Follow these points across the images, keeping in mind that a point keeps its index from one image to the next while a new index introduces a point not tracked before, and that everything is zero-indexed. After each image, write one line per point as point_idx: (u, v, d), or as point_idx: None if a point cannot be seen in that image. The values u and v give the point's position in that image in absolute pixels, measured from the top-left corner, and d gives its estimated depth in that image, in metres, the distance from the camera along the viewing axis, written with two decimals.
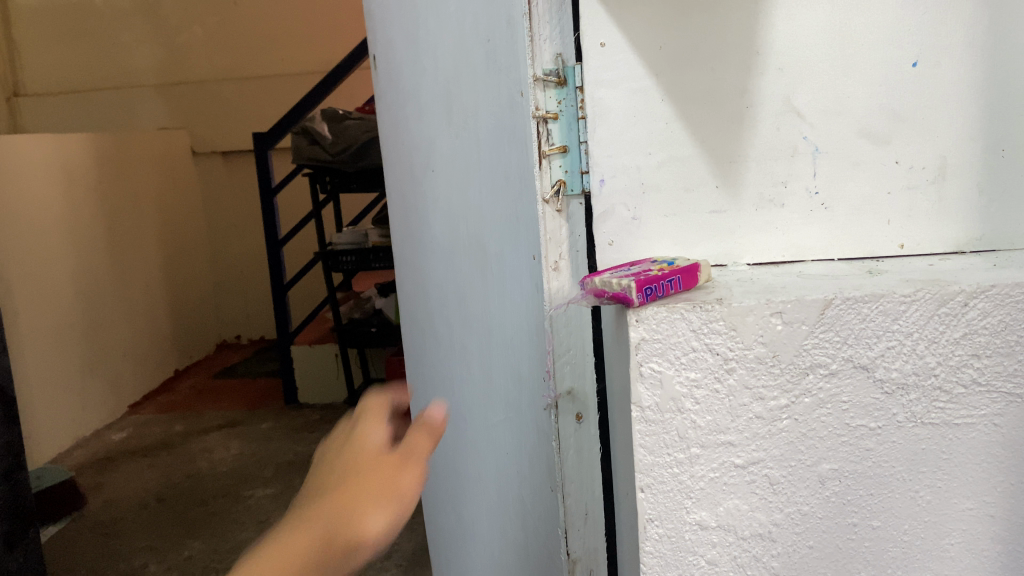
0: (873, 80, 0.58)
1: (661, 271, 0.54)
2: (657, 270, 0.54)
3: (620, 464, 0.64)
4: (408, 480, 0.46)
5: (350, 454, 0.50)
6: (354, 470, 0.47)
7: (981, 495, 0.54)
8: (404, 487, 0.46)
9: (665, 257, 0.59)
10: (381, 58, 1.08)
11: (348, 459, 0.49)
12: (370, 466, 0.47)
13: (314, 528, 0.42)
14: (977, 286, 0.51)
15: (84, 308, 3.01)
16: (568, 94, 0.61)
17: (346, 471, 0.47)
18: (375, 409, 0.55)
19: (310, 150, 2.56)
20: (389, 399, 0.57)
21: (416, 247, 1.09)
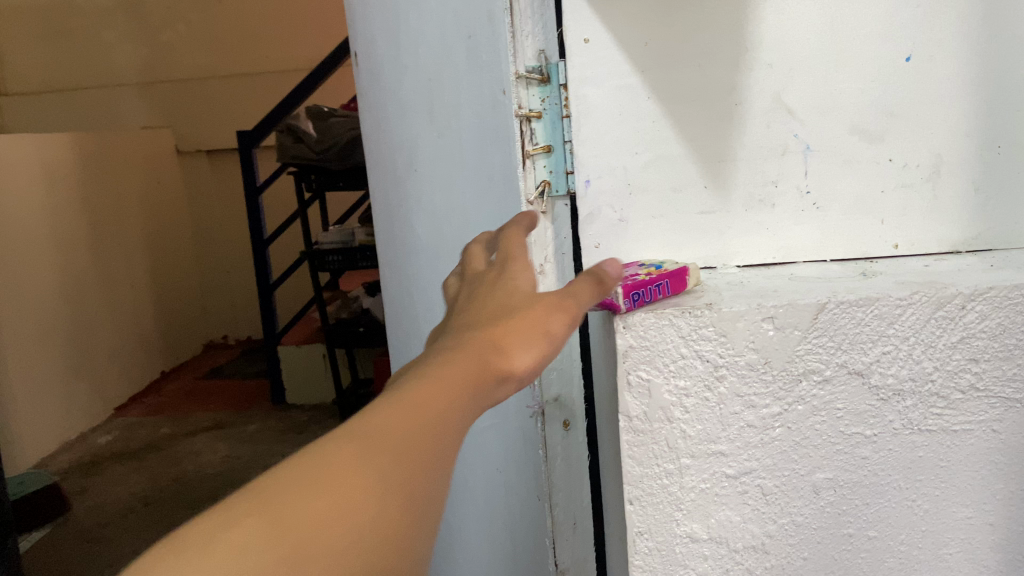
0: (866, 76, 0.56)
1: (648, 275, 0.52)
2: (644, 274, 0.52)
3: (609, 475, 0.61)
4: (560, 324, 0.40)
5: (482, 287, 0.43)
6: (492, 305, 0.41)
7: (979, 503, 0.53)
8: (551, 332, 0.39)
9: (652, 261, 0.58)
10: (362, 55, 1.05)
11: (484, 292, 0.42)
12: (512, 303, 0.41)
13: (459, 368, 0.36)
14: (976, 288, 0.49)
15: (68, 310, 2.97)
16: (552, 91, 0.60)
17: (486, 305, 0.41)
18: (510, 237, 0.47)
19: (295, 148, 2.53)
20: (522, 225, 0.48)
21: (399, 248, 1.07)
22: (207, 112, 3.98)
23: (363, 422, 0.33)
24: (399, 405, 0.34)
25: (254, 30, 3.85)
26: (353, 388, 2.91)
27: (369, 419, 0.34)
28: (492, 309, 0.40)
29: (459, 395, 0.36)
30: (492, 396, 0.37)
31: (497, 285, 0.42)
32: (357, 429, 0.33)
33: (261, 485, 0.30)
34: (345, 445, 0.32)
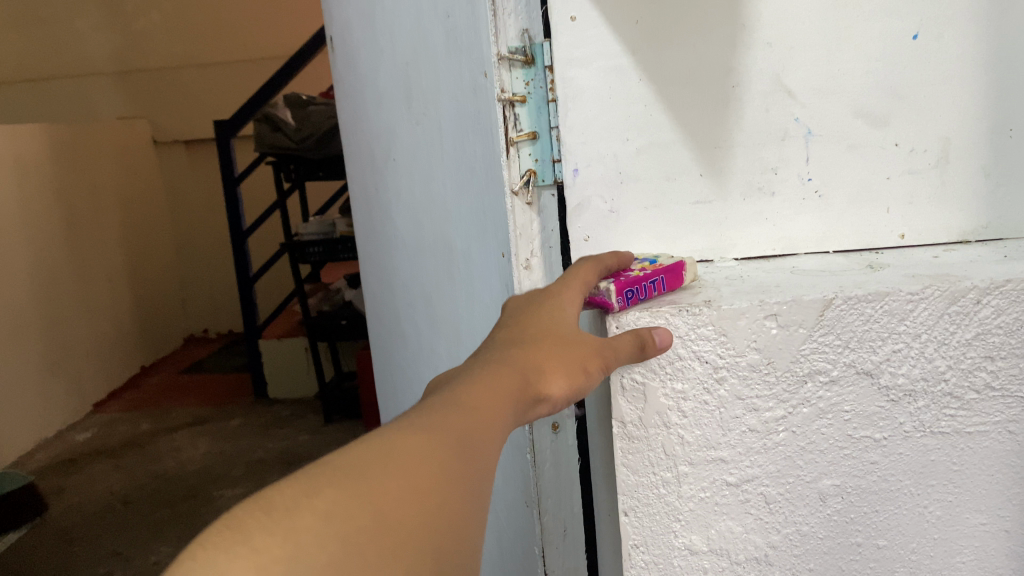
0: (871, 55, 0.53)
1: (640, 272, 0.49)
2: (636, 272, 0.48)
3: (603, 468, 0.60)
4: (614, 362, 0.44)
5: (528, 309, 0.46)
6: (546, 336, 0.44)
7: (994, 509, 0.50)
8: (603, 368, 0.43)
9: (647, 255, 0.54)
10: (337, 40, 1.01)
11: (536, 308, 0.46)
12: (563, 336, 0.44)
13: (516, 384, 0.40)
14: (992, 281, 0.45)
15: (43, 305, 2.91)
16: (536, 74, 0.55)
17: (541, 325, 0.45)
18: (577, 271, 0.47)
19: (273, 138, 2.47)
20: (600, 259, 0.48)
21: (380, 241, 1.03)
22: (184, 102, 3.91)
23: (433, 414, 0.36)
24: (463, 406, 0.37)
25: (230, 18, 3.78)
26: (336, 382, 2.87)
27: (438, 414, 0.36)
28: (545, 339, 0.44)
29: (509, 408, 0.39)
30: (531, 416, 0.40)
31: (548, 310, 0.45)
32: (428, 421, 0.35)
33: (340, 458, 0.31)
34: (416, 432, 0.34)
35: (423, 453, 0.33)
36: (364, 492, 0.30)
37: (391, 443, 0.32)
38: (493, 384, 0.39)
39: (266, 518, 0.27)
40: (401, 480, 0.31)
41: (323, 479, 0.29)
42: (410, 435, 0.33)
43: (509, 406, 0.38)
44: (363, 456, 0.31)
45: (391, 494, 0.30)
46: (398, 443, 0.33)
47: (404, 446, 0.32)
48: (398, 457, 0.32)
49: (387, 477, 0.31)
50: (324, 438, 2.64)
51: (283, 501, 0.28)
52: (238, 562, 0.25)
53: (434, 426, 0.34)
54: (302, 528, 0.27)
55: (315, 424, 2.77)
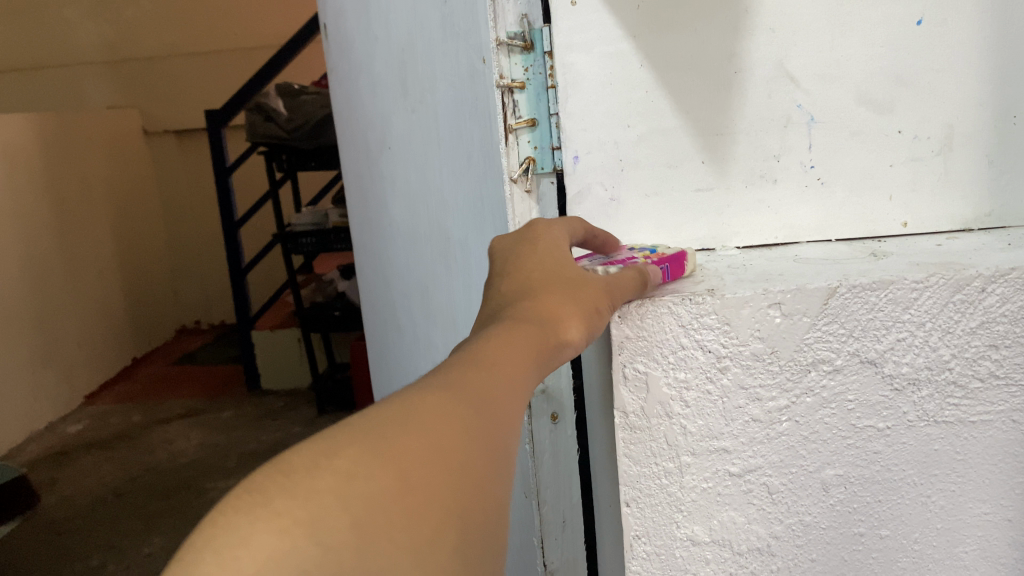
0: (875, 41, 0.52)
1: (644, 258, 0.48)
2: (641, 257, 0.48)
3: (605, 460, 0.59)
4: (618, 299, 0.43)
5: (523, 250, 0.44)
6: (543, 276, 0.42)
7: (997, 498, 0.50)
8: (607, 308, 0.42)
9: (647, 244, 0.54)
10: (332, 26, 1.00)
11: (533, 248, 0.44)
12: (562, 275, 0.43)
13: (538, 337, 0.38)
14: (997, 269, 0.45)
15: (32, 297, 2.88)
16: (536, 59, 0.54)
17: (544, 267, 0.42)
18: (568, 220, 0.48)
19: (264, 127, 2.43)
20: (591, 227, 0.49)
21: (375, 231, 1.02)
22: (175, 91, 3.88)
23: (454, 373, 0.34)
24: (484, 367, 0.35)
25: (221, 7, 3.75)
26: (330, 373, 2.86)
27: (456, 374, 0.34)
28: (548, 280, 0.42)
29: (529, 363, 0.37)
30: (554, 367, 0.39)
31: (540, 251, 0.44)
32: (450, 384, 0.33)
33: (361, 420, 0.29)
34: (438, 396, 0.32)
35: (447, 417, 0.31)
36: (391, 455, 0.28)
37: (412, 406, 0.31)
38: (513, 339, 0.37)
39: (287, 482, 0.25)
40: (426, 442, 0.29)
41: (345, 441, 0.28)
42: (433, 399, 0.31)
43: (532, 363, 0.37)
44: (385, 417, 0.29)
45: (416, 457, 0.28)
46: (419, 407, 0.31)
47: (426, 410, 0.31)
48: (422, 419, 0.30)
49: (412, 438, 0.29)
50: (318, 430, 2.63)
51: (304, 467, 0.26)
52: (259, 529, 0.24)
53: (456, 390, 0.33)
54: (324, 492, 0.25)
55: (309, 416, 2.77)
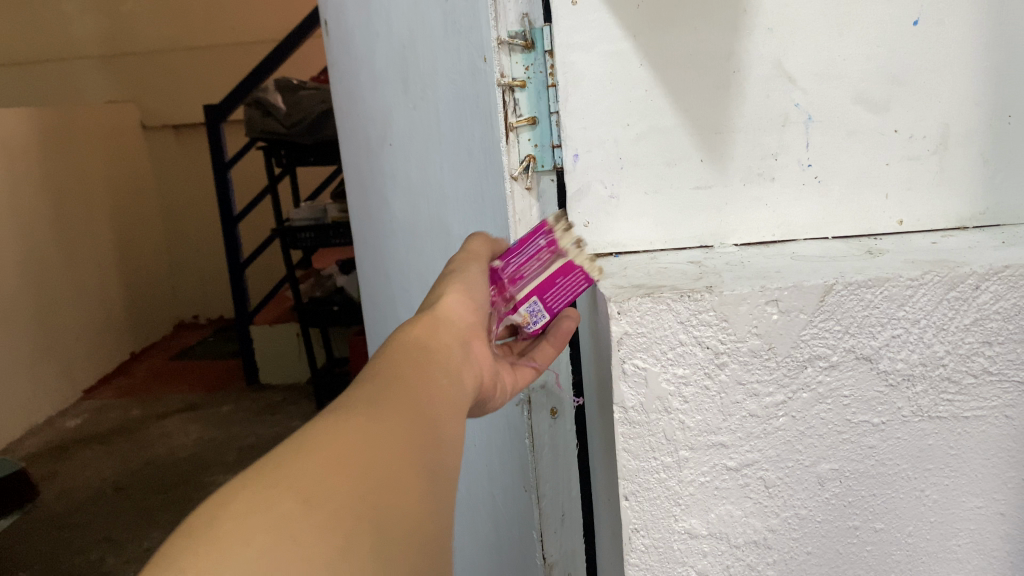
0: (872, 41, 0.53)
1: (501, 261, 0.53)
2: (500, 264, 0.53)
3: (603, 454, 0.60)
4: (467, 279, 0.50)
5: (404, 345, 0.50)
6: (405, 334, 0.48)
7: (990, 492, 0.51)
8: (465, 298, 0.49)
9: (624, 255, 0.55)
10: (332, 22, 1.00)
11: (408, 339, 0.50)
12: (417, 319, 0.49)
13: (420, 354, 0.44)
14: (991, 267, 0.46)
15: (31, 292, 2.88)
16: (536, 58, 0.55)
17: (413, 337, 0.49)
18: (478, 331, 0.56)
19: (264, 122, 2.45)
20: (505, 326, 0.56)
21: (375, 226, 1.03)
22: (173, 86, 3.88)
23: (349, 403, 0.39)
24: (371, 386, 0.39)
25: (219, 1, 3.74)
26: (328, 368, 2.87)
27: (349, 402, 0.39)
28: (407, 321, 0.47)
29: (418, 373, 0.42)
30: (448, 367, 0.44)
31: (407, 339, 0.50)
32: (346, 404, 0.37)
33: (277, 453, 0.33)
34: (340, 414, 0.36)
35: (354, 425, 0.35)
36: (313, 469, 0.32)
37: (317, 428, 0.34)
38: (396, 360, 0.42)
39: (230, 515, 0.29)
40: (341, 450, 0.33)
41: (270, 472, 0.31)
42: (334, 417, 0.35)
43: (421, 371, 0.41)
44: (298, 443, 0.33)
45: (334, 464, 0.32)
46: (324, 427, 0.35)
47: (331, 426, 0.35)
48: (331, 432, 0.34)
49: (325, 450, 0.33)
50: None
51: (239, 499, 0.30)
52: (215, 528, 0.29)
53: (354, 405, 0.37)
54: (266, 513, 0.29)
55: (307, 410, 2.77)
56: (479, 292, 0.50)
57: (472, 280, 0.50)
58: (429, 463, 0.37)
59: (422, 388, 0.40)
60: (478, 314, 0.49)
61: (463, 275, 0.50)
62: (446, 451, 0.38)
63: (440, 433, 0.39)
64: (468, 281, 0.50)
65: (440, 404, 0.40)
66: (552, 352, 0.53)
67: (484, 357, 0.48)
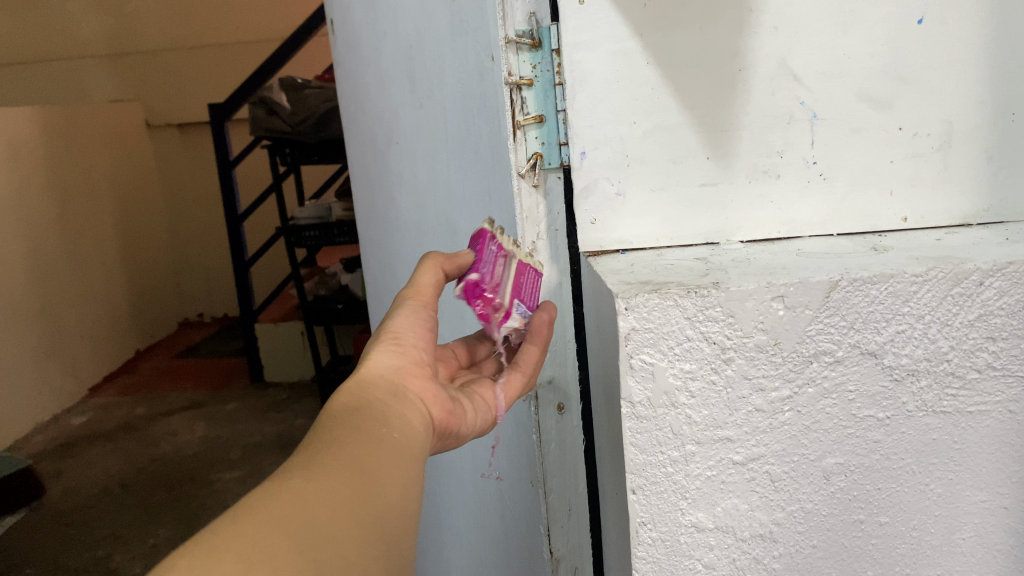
0: (878, 40, 0.53)
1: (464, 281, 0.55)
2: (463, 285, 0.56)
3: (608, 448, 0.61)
4: (394, 328, 0.53)
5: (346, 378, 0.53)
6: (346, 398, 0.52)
7: (994, 487, 0.51)
8: (389, 349, 0.52)
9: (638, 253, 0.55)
10: (339, 21, 1.01)
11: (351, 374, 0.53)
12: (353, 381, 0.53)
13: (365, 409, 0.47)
14: (995, 263, 0.46)
15: (36, 290, 2.89)
16: (543, 57, 0.56)
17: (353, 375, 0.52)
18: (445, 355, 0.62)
19: (268, 121, 2.46)
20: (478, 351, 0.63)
21: (382, 223, 1.03)
22: (178, 85, 3.89)
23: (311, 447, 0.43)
24: (308, 448, 0.43)
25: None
26: (333, 366, 2.88)
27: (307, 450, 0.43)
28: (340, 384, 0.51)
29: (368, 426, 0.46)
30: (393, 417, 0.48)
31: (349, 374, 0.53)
32: (286, 469, 0.40)
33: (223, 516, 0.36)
34: (282, 479, 0.39)
35: (295, 489, 0.38)
36: (257, 530, 0.35)
37: (259, 492, 0.38)
38: (329, 421, 0.45)
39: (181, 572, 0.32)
40: (283, 512, 0.37)
41: (215, 534, 0.35)
42: (273, 483, 0.39)
43: (353, 428, 0.45)
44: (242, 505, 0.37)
45: (276, 526, 0.36)
46: (266, 492, 0.38)
47: (274, 492, 0.38)
48: (273, 498, 0.37)
49: (269, 512, 0.36)
50: None
51: (190, 562, 0.33)
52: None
53: (293, 469, 0.40)
54: (213, 572, 0.33)
55: (312, 408, 2.78)
56: (412, 338, 0.53)
57: (402, 327, 0.53)
58: (367, 514, 0.40)
59: (364, 443, 0.44)
60: (412, 358, 0.53)
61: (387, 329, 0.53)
62: (384, 498, 0.42)
63: (377, 482, 0.43)
64: (396, 331, 0.53)
65: (378, 456, 0.44)
66: (536, 352, 0.56)
67: (426, 396, 0.52)
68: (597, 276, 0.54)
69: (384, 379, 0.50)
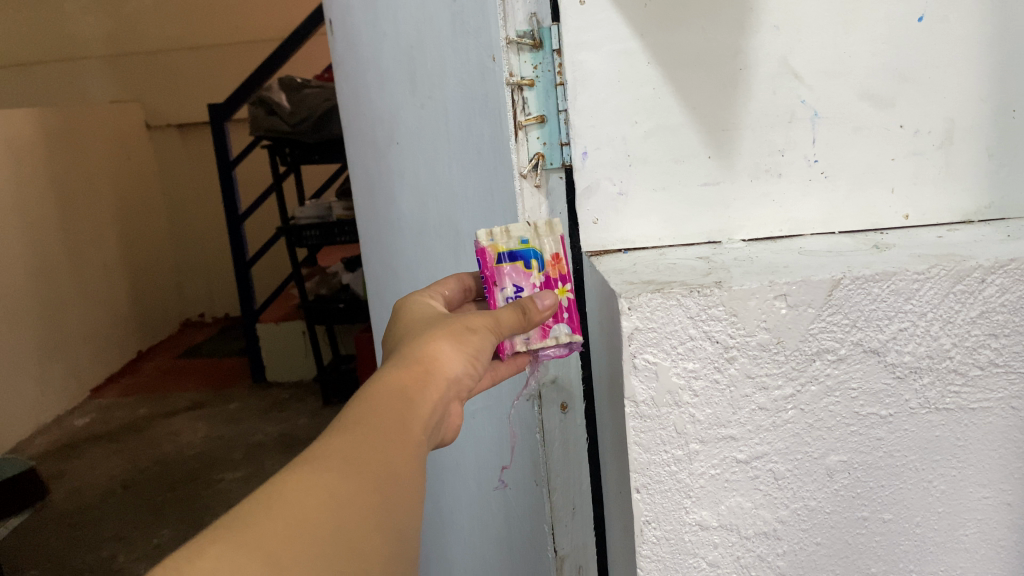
0: (878, 39, 0.53)
1: (567, 293, 0.54)
2: (562, 295, 0.54)
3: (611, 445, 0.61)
4: (475, 339, 0.47)
5: (404, 349, 0.45)
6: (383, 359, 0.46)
7: (997, 483, 0.51)
8: (462, 356, 0.46)
9: (643, 252, 0.56)
10: (338, 22, 1.01)
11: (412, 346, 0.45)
12: (399, 347, 0.46)
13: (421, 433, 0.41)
14: (996, 261, 0.46)
15: (39, 291, 2.90)
16: (544, 58, 0.56)
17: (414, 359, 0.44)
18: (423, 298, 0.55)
19: (268, 122, 2.44)
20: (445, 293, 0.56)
21: (383, 224, 1.03)
22: (177, 86, 3.89)
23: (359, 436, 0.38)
24: (350, 433, 0.38)
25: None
26: (335, 365, 2.88)
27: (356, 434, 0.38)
28: (397, 357, 0.45)
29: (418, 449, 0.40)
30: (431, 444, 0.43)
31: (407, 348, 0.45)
32: (320, 453, 0.37)
33: (249, 501, 0.34)
34: (315, 466, 0.36)
35: (325, 483, 0.35)
36: (279, 530, 0.33)
37: (288, 478, 0.35)
38: (382, 408, 0.40)
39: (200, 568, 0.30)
40: (311, 509, 0.34)
41: (234, 525, 0.32)
42: (305, 469, 0.35)
43: (406, 431, 0.40)
44: (270, 491, 0.34)
45: (298, 529, 0.33)
46: (295, 480, 0.35)
47: (304, 481, 0.35)
48: (300, 489, 0.34)
49: (294, 510, 0.33)
50: (324, 421, 2.65)
51: (204, 558, 0.30)
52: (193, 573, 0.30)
53: (329, 454, 0.36)
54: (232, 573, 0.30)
55: (314, 407, 2.79)
56: (485, 361, 0.47)
57: (482, 344, 0.47)
58: (389, 528, 0.37)
59: (409, 463, 0.39)
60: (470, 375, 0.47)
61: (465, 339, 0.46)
62: (410, 509, 0.39)
63: (407, 491, 0.39)
64: (476, 342, 0.47)
65: (415, 466, 0.40)
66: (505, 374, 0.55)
67: (453, 415, 0.47)
68: (599, 275, 0.54)
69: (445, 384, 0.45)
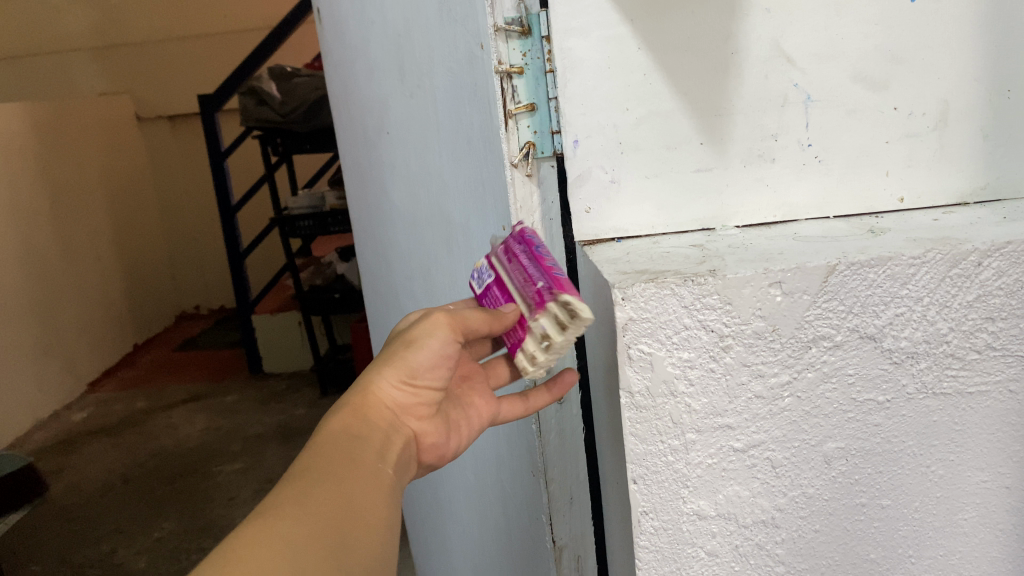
0: (870, 20, 0.52)
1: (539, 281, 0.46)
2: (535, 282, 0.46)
3: (605, 434, 0.60)
4: (413, 357, 0.49)
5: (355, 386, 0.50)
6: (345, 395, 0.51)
7: (995, 467, 0.51)
8: (398, 380, 0.49)
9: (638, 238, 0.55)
10: (326, 10, 0.99)
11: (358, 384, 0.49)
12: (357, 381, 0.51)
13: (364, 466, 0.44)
14: (992, 243, 0.46)
15: (33, 286, 2.89)
16: (533, 44, 0.55)
17: (355, 403, 0.48)
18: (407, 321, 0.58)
19: (258, 111, 2.43)
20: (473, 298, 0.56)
21: (374, 213, 1.03)
22: (168, 77, 3.87)
23: (310, 480, 0.41)
24: (299, 479, 0.41)
25: None
26: (331, 356, 2.88)
27: (306, 480, 0.41)
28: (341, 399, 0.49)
29: (365, 480, 0.43)
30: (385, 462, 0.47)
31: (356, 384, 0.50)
32: (272, 507, 0.39)
33: (209, 562, 0.35)
34: (270, 516, 0.38)
35: (280, 534, 0.37)
36: None
37: (243, 533, 0.37)
38: (330, 452, 0.44)
39: None
40: (273, 555, 0.36)
41: None
42: (259, 524, 0.37)
43: (356, 460, 0.44)
44: (231, 550, 0.36)
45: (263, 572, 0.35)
46: (250, 534, 0.37)
47: (257, 537, 0.36)
48: (258, 544, 0.36)
49: (254, 561, 0.35)
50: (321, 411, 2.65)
51: None
52: None
53: (279, 507, 0.39)
54: None
55: (311, 398, 2.79)
56: (425, 374, 0.50)
57: (422, 360, 0.49)
58: (351, 557, 0.39)
59: (358, 494, 0.42)
60: (423, 392, 0.50)
61: (399, 363, 0.49)
62: (367, 536, 0.41)
63: (361, 523, 0.41)
64: (416, 359, 0.49)
65: (364, 494, 0.43)
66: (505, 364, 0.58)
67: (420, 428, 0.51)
68: (594, 268, 0.53)
69: (380, 414, 0.48)
